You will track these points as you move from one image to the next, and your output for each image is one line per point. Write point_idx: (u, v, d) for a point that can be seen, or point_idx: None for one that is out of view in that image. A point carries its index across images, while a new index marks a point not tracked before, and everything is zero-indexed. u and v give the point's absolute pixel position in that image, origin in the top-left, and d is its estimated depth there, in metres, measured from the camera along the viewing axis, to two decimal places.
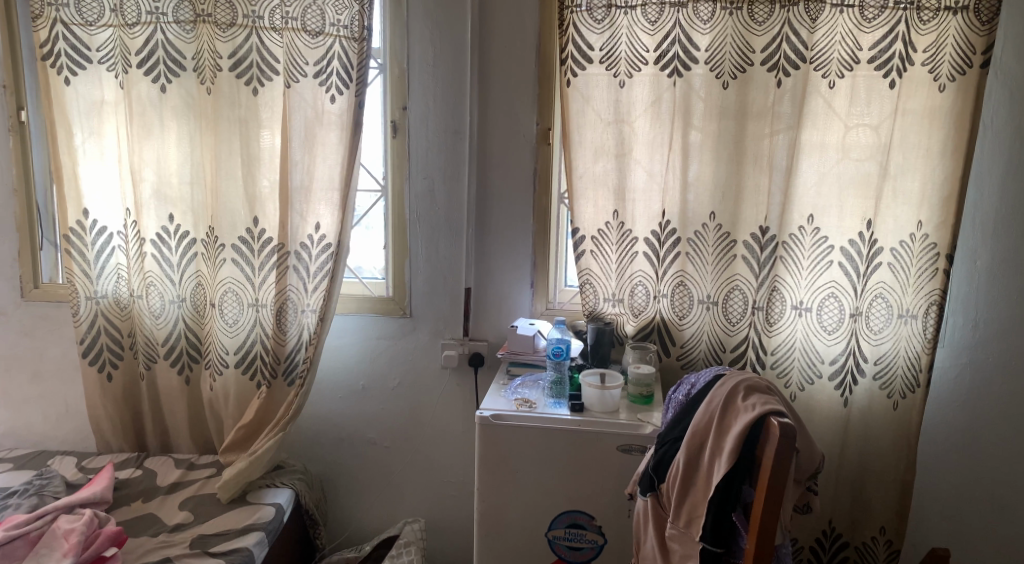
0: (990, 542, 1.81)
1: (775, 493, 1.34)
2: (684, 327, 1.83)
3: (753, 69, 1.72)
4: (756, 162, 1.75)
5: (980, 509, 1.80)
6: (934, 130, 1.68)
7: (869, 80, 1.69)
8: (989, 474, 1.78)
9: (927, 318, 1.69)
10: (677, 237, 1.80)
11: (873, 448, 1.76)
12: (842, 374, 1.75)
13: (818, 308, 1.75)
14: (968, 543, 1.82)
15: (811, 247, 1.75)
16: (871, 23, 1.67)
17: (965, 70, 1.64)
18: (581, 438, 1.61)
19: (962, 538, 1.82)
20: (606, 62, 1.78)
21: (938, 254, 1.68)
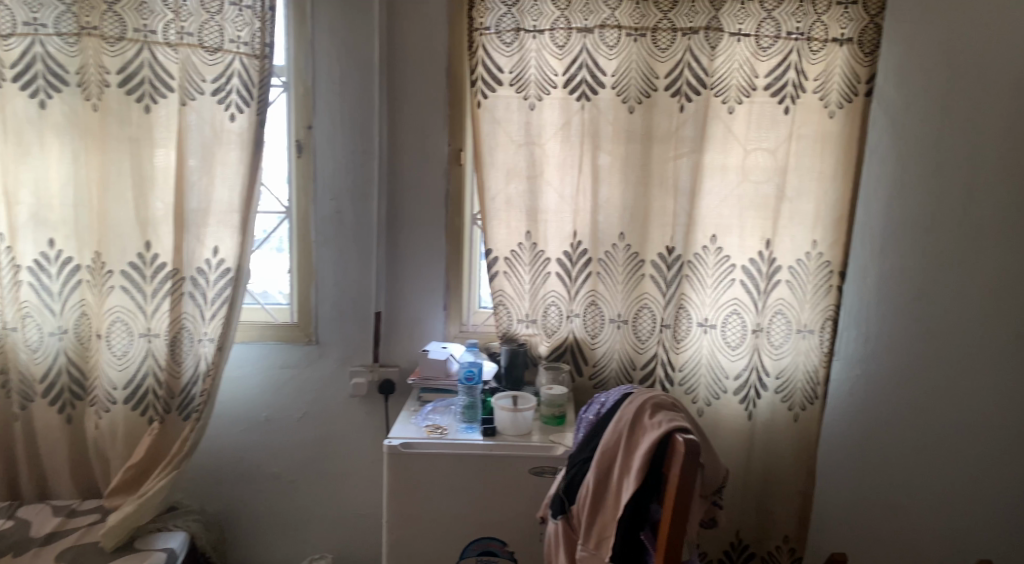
0: (884, 549, 1.88)
1: (681, 509, 1.37)
2: (596, 346, 1.84)
3: (658, 94, 1.77)
4: (662, 185, 1.79)
5: (878, 516, 1.87)
6: (825, 154, 1.76)
7: (765, 106, 1.76)
8: (884, 483, 1.85)
9: (823, 332, 1.76)
10: (588, 258, 1.82)
11: (777, 461, 1.80)
12: (746, 389, 1.79)
13: (722, 325, 1.80)
14: (868, 550, 1.88)
15: (714, 266, 1.81)
16: (766, 52, 1.74)
17: (852, 98, 1.73)
18: (495, 462, 1.59)
19: (858, 545, 1.88)
20: (516, 84, 1.79)
21: (831, 272, 1.76)
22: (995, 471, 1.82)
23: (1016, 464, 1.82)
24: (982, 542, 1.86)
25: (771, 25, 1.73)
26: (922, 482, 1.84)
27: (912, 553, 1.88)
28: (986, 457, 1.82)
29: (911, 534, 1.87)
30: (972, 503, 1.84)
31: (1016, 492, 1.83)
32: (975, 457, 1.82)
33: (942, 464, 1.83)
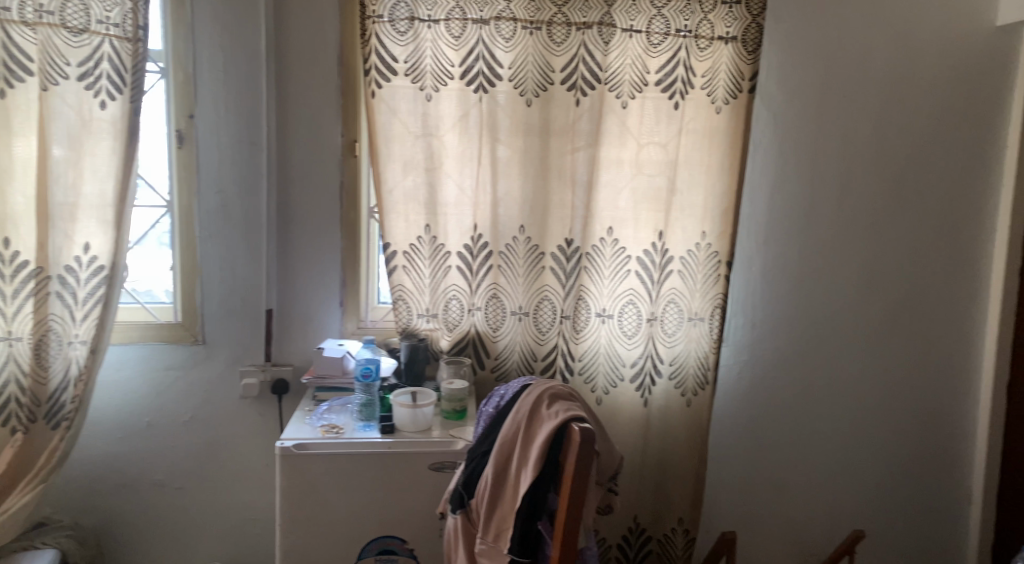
0: (770, 526, 1.97)
1: (577, 497, 1.39)
2: (498, 339, 1.84)
3: (554, 88, 1.78)
4: (560, 177, 1.81)
5: (766, 495, 1.96)
6: (712, 149, 1.83)
7: (657, 101, 1.80)
8: (771, 462, 1.95)
9: (713, 320, 1.84)
10: (489, 251, 1.81)
11: (671, 445, 1.88)
12: (641, 376, 1.84)
13: (618, 314, 1.84)
14: (756, 527, 1.97)
15: (611, 257, 1.84)
16: (656, 49, 1.79)
17: (737, 95, 1.80)
18: (393, 460, 1.57)
19: (747, 523, 1.96)
20: (412, 74, 1.75)
21: (719, 261, 1.84)
22: (866, 445, 1.96)
23: (886, 438, 1.96)
24: (857, 512, 2.00)
25: (660, 22, 1.78)
26: (805, 459, 1.95)
27: (796, 528, 1.98)
28: (858, 433, 1.96)
29: (794, 509, 1.98)
30: (848, 476, 1.97)
31: (886, 463, 1.97)
32: (849, 433, 1.95)
33: (821, 440, 1.95)
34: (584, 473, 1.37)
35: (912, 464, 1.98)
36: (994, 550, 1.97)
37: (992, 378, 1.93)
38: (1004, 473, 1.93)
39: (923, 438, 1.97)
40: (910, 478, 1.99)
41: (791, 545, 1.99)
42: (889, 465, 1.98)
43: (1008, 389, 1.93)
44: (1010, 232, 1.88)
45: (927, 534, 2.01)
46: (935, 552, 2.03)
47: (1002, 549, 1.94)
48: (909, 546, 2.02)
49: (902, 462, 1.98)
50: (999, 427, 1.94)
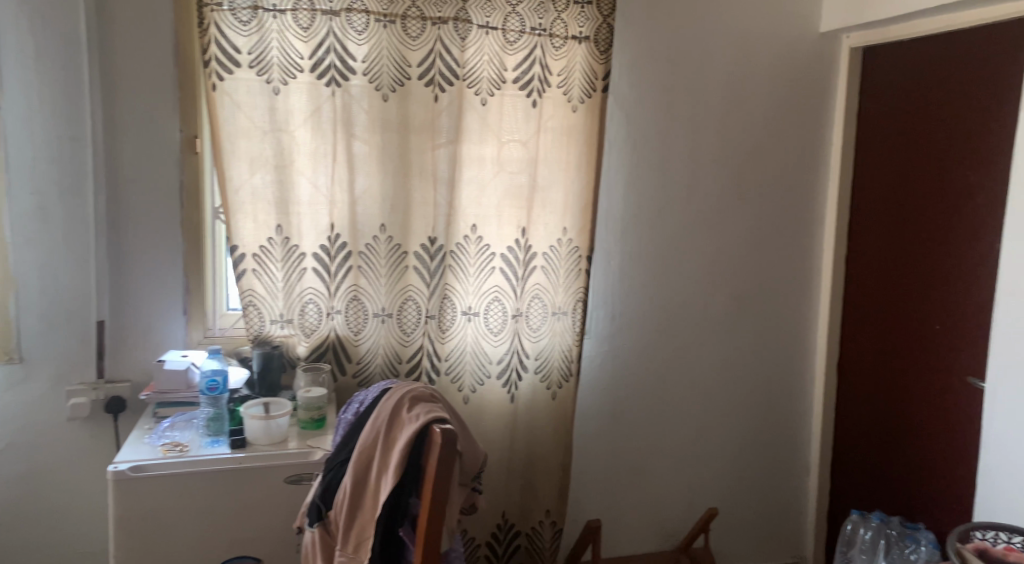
0: (633, 510, 2.05)
1: (439, 501, 1.36)
2: (360, 343, 1.77)
3: (411, 83, 1.74)
4: (421, 174, 1.77)
5: (629, 482, 2.03)
6: (570, 146, 1.85)
7: (514, 98, 1.80)
8: (633, 449, 2.01)
9: (575, 313, 1.86)
10: (347, 251, 1.74)
11: (537, 440, 1.88)
12: (508, 372, 1.83)
13: (484, 312, 1.81)
14: (620, 513, 2.04)
15: (476, 255, 1.81)
16: (513, 46, 1.78)
17: (591, 93, 1.84)
18: (243, 476, 1.48)
19: (611, 509, 2.02)
20: (257, 67, 1.65)
21: (579, 256, 1.86)
22: (719, 426, 2.08)
23: (734, 417, 2.09)
24: (712, 489, 2.11)
25: (516, 19, 1.77)
26: (664, 445, 2.04)
27: (655, 509, 2.07)
28: (710, 415, 2.07)
29: (653, 492, 2.06)
30: (702, 457, 2.08)
31: (736, 441, 2.11)
32: (703, 416, 2.06)
33: (678, 424, 2.04)
34: (447, 477, 1.35)
35: (760, 441, 2.13)
36: (829, 515, 2.16)
37: (824, 358, 2.11)
38: (837, 444, 2.12)
39: (768, 416, 2.12)
40: (758, 454, 2.13)
41: (652, 527, 2.07)
42: (739, 444, 2.11)
43: (838, 367, 2.11)
44: (835, 224, 2.06)
45: (772, 504, 2.17)
46: (781, 522, 2.19)
47: (836, 513, 2.13)
48: (758, 518, 2.17)
49: (751, 440, 2.12)
50: (829, 402, 2.12)
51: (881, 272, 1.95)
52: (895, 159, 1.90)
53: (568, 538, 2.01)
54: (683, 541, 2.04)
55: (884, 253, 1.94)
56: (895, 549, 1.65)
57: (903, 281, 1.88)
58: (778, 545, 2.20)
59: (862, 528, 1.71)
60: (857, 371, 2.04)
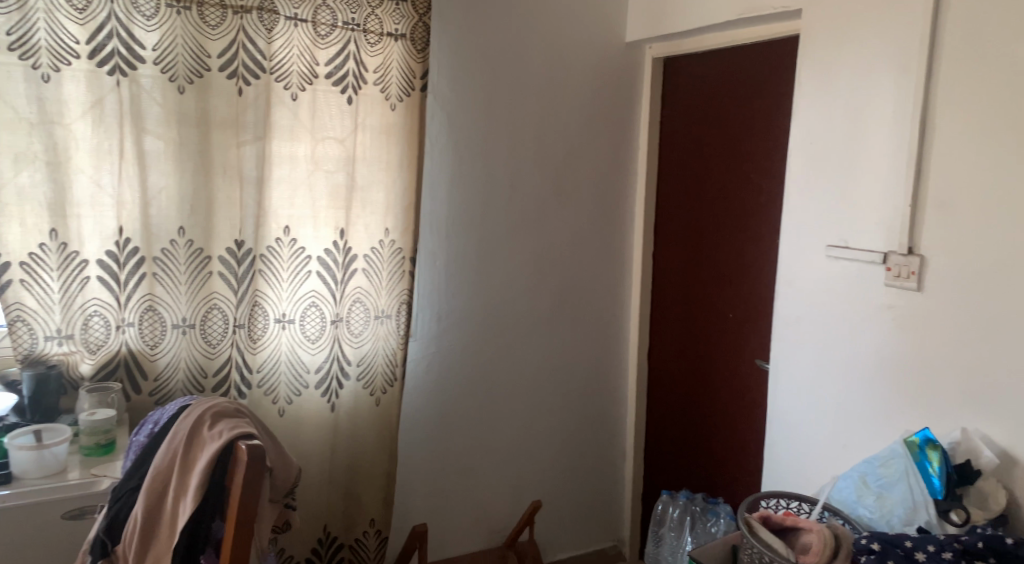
0: (461, 509, 2.05)
1: (245, 523, 1.26)
2: (157, 357, 1.62)
3: (212, 75, 1.61)
4: (224, 172, 1.64)
5: (455, 482, 2.03)
6: (390, 145, 1.79)
7: (327, 94, 1.72)
8: (460, 449, 2.02)
9: (399, 316, 1.82)
10: (140, 257, 1.59)
11: (361, 448, 1.82)
12: (327, 381, 1.75)
13: (300, 319, 1.72)
14: (448, 514, 2.03)
15: (289, 258, 1.71)
16: (325, 40, 1.69)
17: (410, 92, 1.79)
18: (6, 515, 1.31)
19: (438, 510, 2.02)
20: (20, 50, 1.44)
21: (403, 258, 1.81)
22: (546, 418, 2.15)
23: (559, 409, 2.17)
24: (540, 481, 2.17)
25: (326, 12, 1.68)
26: (491, 442, 2.06)
27: (483, 507, 2.09)
28: (536, 409, 2.13)
29: (481, 489, 2.07)
30: (529, 450, 2.13)
31: (562, 432, 2.18)
32: (528, 411, 2.11)
33: (505, 421, 2.08)
34: (253, 498, 1.25)
35: (582, 431, 2.22)
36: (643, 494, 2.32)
37: (636, 348, 2.25)
38: (649, 427, 2.29)
39: (591, 406, 2.22)
40: (581, 443, 2.22)
41: (480, 524, 2.09)
42: (564, 435, 2.19)
43: (649, 357, 2.26)
44: (644, 223, 2.20)
45: (596, 489, 2.28)
46: (602, 506, 2.30)
47: (650, 492, 2.29)
48: (583, 504, 2.26)
49: (576, 429, 2.21)
50: (643, 389, 2.27)
51: (682, 267, 2.12)
52: (689, 162, 2.08)
53: (394, 544, 1.97)
54: (508, 536, 2.08)
55: (682, 248, 2.12)
56: (699, 523, 1.80)
57: (700, 274, 2.06)
58: (601, 528, 2.31)
59: (670, 507, 1.85)
60: (665, 358, 2.21)
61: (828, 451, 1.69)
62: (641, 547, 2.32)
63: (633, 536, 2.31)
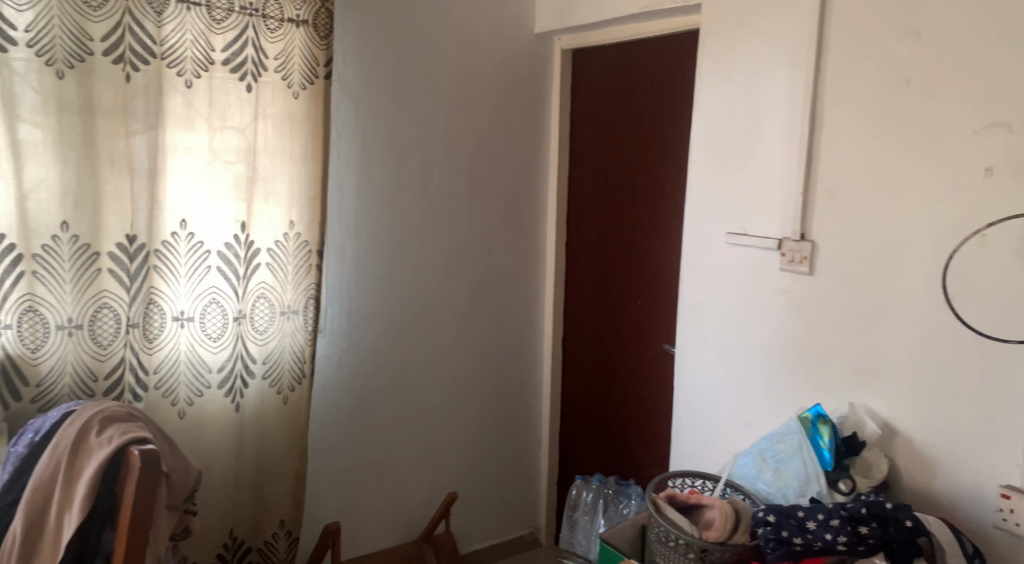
0: (375, 505, 2.03)
1: (140, 534, 1.19)
2: (39, 361, 1.51)
3: (95, 60, 1.51)
4: (112, 162, 1.54)
5: (368, 478, 2.00)
6: (293, 135, 1.73)
7: (224, 82, 1.64)
8: (373, 445, 1.99)
9: (307, 312, 1.77)
10: (18, 254, 1.47)
11: (269, 448, 1.77)
12: (230, 380, 1.69)
13: (200, 316, 1.64)
14: (361, 511, 2.00)
15: (187, 254, 1.63)
16: (221, 25, 1.62)
17: (314, 80, 1.73)
18: None
19: (351, 508, 1.98)
20: None
21: (310, 251, 1.76)
22: (462, 410, 2.15)
23: (476, 400, 2.17)
24: (458, 472, 2.17)
25: None
26: (405, 436, 2.04)
27: (398, 502, 2.07)
28: (453, 401, 2.12)
29: (395, 484, 2.05)
30: (445, 443, 2.13)
31: (479, 423, 2.19)
32: (444, 403, 2.11)
33: (420, 415, 2.06)
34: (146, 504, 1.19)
35: (499, 421, 2.24)
36: (558, 480, 2.36)
37: (550, 337, 2.29)
38: (564, 414, 2.33)
39: (507, 395, 2.24)
40: (497, 433, 2.24)
41: (396, 519, 2.07)
42: (480, 426, 2.20)
43: (563, 345, 2.30)
44: (556, 213, 2.23)
45: (513, 477, 2.30)
46: (519, 494, 2.33)
47: (566, 478, 2.33)
48: (499, 494, 2.28)
49: (493, 419, 2.22)
50: (557, 377, 2.31)
51: (591, 256, 2.17)
52: (597, 153, 2.13)
53: (305, 544, 1.93)
54: (424, 529, 2.07)
55: (593, 238, 2.16)
56: (611, 506, 1.85)
57: (609, 262, 2.12)
58: (517, 517, 2.34)
59: (585, 491, 1.91)
60: (578, 346, 2.25)
61: (730, 429, 1.77)
62: (557, 533, 2.36)
63: (549, 523, 2.35)
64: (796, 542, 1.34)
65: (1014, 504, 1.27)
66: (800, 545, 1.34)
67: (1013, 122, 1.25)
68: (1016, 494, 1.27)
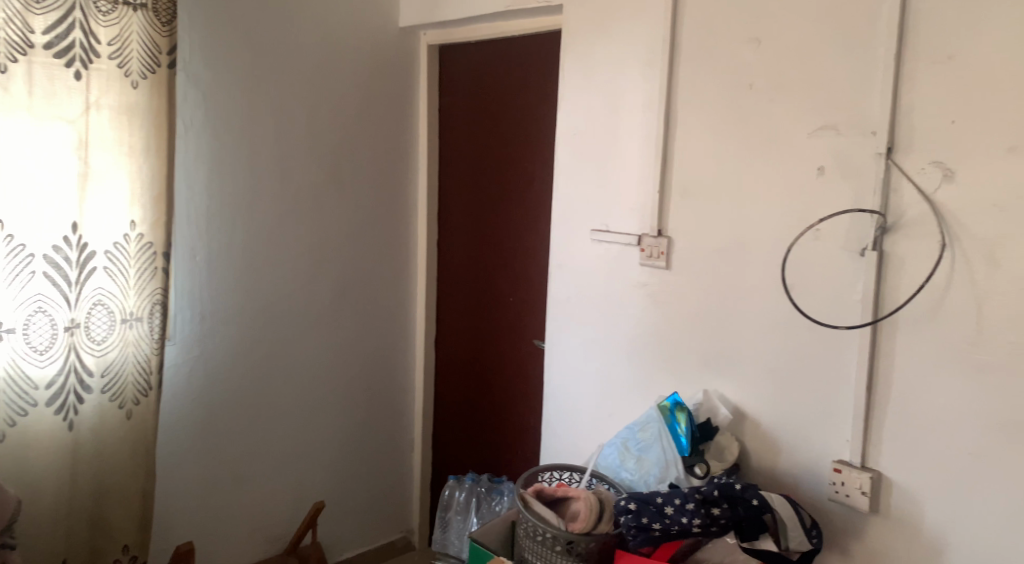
0: (234, 520, 1.92)
1: None
2: None
3: None
4: None
5: (226, 493, 1.89)
6: (133, 128, 1.58)
7: (47, 67, 1.47)
8: (231, 458, 1.88)
9: (152, 319, 1.64)
10: None
11: (110, 468, 1.62)
12: (62, 397, 1.54)
13: (22, 327, 1.48)
14: (219, 528, 1.89)
15: (6, 258, 1.45)
16: (41, 4, 1.46)
17: (155, 69, 1.59)
18: None
19: (208, 525, 1.87)
20: None
21: (155, 253, 1.63)
22: (331, 414, 2.08)
23: (346, 404, 2.12)
24: (327, 480, 2.11)
25: None
26: (267, 445, 1.95)
27: (260, 515, 1.97)
28: (320, 407, 2.05)
29: (256, 497, 1.95)
30: (312, 450, 2.06)
31: (349, 427, 2.14)
32: (310, 410, 2.03)
33: (283, 422, 1.98)
34: None
35: (369, 424, 2.19)
36: (431, 481, 2.34)
37: (423, 336, 2.26)
38: (437, 414, 2.31)
39: (378, 397, 2.20)
40: (369, 436, 2.19)
41: (258, 533, 1.97)
42: (350, 431, 2.14)
43: (436, 344, 2.28)
44: (427, 211, 2.20)
45: (385, 481, 2.26)
46: (392, 498, 2.29)
47: (440, 479, 2.32)
48: (371, 499, 2.23)
49: (365, 422, 2.17)
50: (431, 377, 2.29)
51: (463, 254, 2.17)
52: (467, 150, 2.12)
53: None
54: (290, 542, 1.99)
55: (465, 235, 2.16)
56: (484, 504, 1.87)
57: (481, 260, 2.12)
58: (390, 521, 2.29)
59: (457, 491, 1.91)
60: (450, 345, 2.24)
61: (597, 421, 1.82)
62: (430, 534, 2.35)
63: (422, 525, 2.32)
64: (655, 527, 1.37)
65: (845, 477, 1.38)
66: (658, 530, 1.37)
67: (840, 125, 1.35)
68: (846, 468, 1.38)
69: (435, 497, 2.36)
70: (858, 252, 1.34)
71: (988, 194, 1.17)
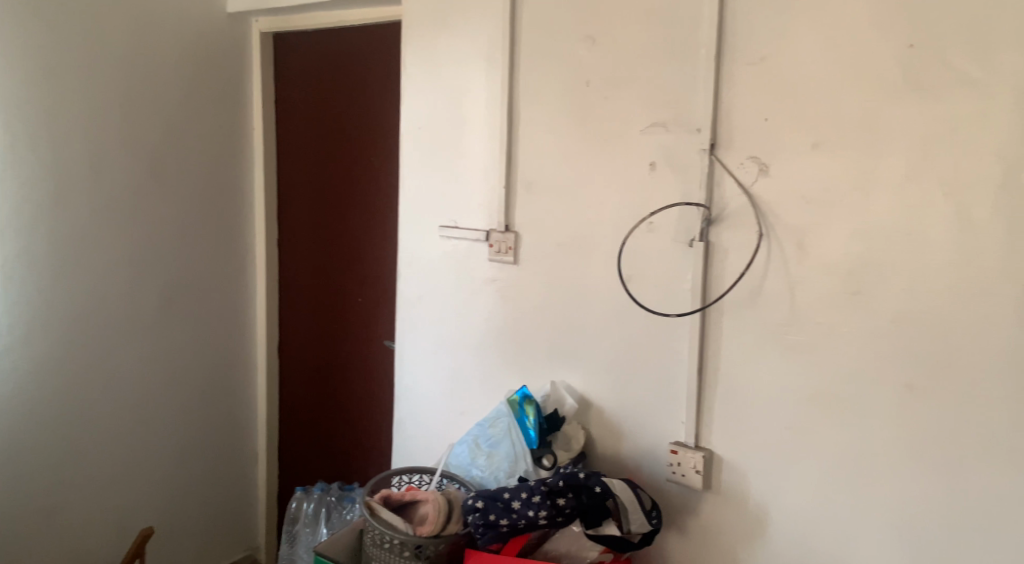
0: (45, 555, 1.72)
1: None
2: None
3: None
4: None
5: (35, 525, 1.69)
6: None
7: None
8: (40, 486, 1.69)
9: None
10: None
11: None
12: None
13: None
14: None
15: None
16: None
17: None
18: None
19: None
20: None
21: None
22: (163, 429, 1.93)
23: (180, 417, 1.97)
24: (160, 499, 1.95)
25: None
26: (86, 469, 1.77)
27: (77, 545, 1.78)
28: (150, 422, 1.89)
29: (73, 527, 1.77)
30: (142, 469, 1.89)
31: (184, 441, 1.99)
32: (139, 426, 1.87)
33: (105, 443, 1.80)
34: None
35: (207, 437, 2.05)
36: (278, 490, 2.24)
37: (266, 340, 2.15)
38: (284, 420, 2.21)
39: (217, 406, 2.07)
40: (207, 450, 2.05)
41: None
42: (185, 445, 1.99)
43: (280, 349, 2.18)
44: (265, 208, 2.09)
45: (227, 494, 2.13)
46: (235, 512, 2.16)
47: (288, 487, 2.22)
48: (212, 516, 2.09)
49: (203, 434, 2.04)
50: (274, 382, 2.19)
51: (308, 252, 2.08)
52: (308, 144, 2.04)
53: None
54: None
55: (309, 233, 2.07)
56: (334, 513, 1.80)
57: (326, 259, 2.04)
58: (233, 536, 2.17)
59: (305, 502, 1.82)
60: (296, 347, 2.15)
61: (449, 419, 1.81)
62: (277, 546, 2.25)
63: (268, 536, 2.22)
64: (502, 523, 1.36)
65: (681, 458, 1.43)
66: (506, 526, 1.36)
67: (669, 122, 1.40)
68: (682, 449, 1.43)
69: (282, 507, 2.26)
70: (687, 243, 1.40)
71: (797, 188, 1.25)
